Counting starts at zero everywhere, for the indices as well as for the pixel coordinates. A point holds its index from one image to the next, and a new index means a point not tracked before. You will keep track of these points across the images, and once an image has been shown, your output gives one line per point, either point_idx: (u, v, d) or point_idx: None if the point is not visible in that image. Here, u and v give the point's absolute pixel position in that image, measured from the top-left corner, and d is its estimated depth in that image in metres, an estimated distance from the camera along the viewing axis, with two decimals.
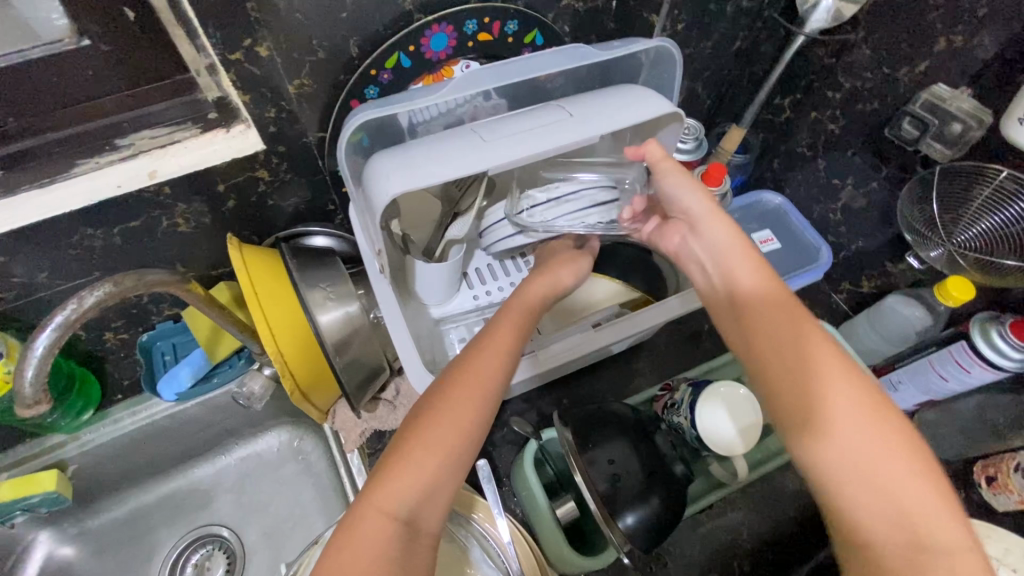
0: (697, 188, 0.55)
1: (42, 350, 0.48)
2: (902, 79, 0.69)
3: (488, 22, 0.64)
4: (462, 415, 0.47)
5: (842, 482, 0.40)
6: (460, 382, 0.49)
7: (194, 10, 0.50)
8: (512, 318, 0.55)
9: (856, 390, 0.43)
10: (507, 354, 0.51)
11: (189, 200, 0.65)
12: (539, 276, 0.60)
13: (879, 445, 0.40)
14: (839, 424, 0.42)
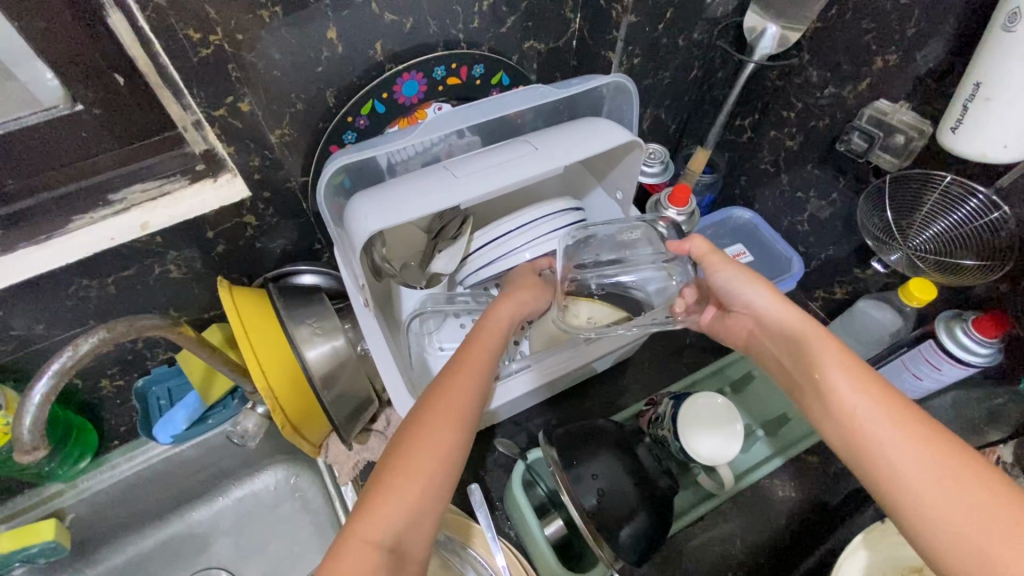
0: (757, 282, 0.54)
1: (38, 397, 0.50)
2: (848, 96, 0.73)
3: (456, 67, 0.68)
4: (445, 436, 0.49)
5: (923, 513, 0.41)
6: (440, 405, 0.51)
7: (180, 73, 0.54)
8: (481, 344, 0.57)
9: (940, 456, 0.42)
10: (478, 378, 0.54)
11: (180, 248, 0.68)
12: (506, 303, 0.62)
13: (976, 511, 0.40)
14: (928, 494, 0.41)
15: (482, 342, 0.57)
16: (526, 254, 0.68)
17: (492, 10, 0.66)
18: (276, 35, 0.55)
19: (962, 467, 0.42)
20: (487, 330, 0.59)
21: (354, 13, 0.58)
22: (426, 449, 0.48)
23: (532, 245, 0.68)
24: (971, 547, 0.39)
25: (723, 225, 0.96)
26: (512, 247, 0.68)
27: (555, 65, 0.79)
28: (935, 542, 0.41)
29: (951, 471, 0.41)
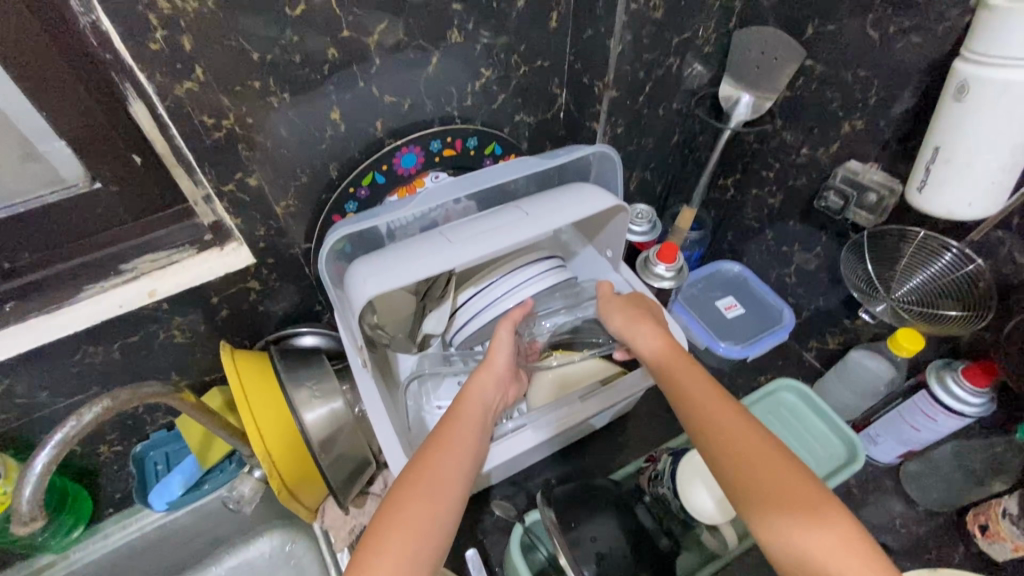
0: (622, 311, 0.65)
1: (40, 469, 0.50)
2: (822, 157, 0.78)
3: (452, 140, 0.73)
4: (428, 499, 0.49)
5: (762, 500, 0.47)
6: (424, 469, 0.51)
7: (193, 154, 0.59)
8: (460, 412, 0.58)
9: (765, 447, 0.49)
10: (463, 456, 0.54)
11: (185, 313, 0.70)
12: (486, 373, 0.62)
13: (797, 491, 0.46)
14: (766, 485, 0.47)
15: (468, 410, 0.58)
16: (507, 302, 0.71)
17: (484, 89, 0.72)
18: (283, 117, 0.60)
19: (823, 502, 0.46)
20: (471, 398, 0.59)
21: (356, 96, 0.63)
22: (408, 513, 0.48)
23: (512, 292, 0.72)
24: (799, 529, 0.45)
25: (713, 278, 0.99)
26: (495, 297, 0.72)
27: (544, 135, 0.84)
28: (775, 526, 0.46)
29: (811, 508, 0.45)
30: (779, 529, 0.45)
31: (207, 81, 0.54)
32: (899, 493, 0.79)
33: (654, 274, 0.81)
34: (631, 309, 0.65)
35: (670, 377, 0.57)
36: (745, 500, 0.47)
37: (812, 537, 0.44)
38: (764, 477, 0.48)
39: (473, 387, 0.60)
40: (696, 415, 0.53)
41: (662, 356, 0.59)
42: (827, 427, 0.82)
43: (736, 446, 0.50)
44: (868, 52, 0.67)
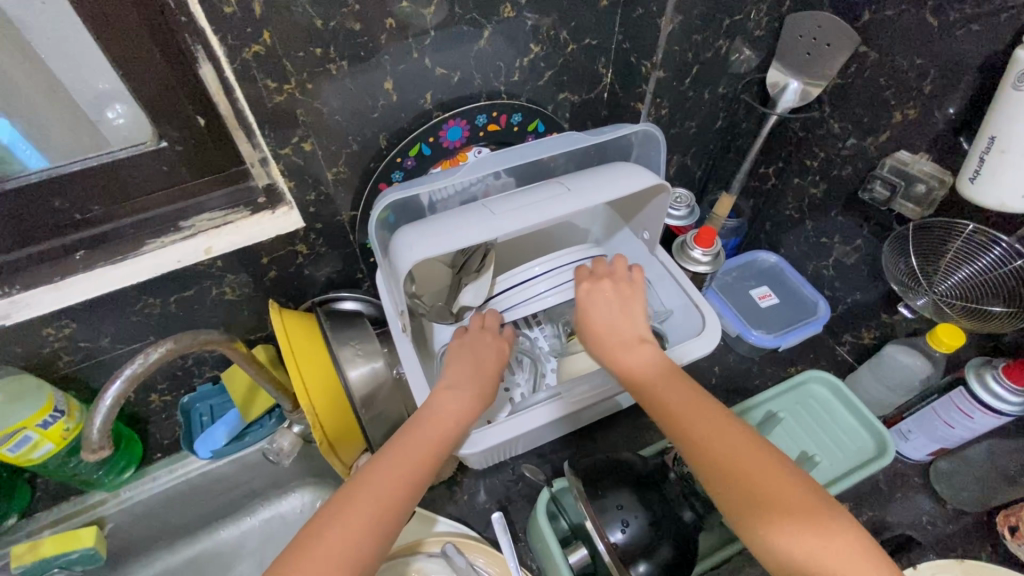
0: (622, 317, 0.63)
1: (111, 399, 0.53)
2: (870, 147, 0.77)
3: (497, 115, 0.75)
4: (386, 485, 0.52)
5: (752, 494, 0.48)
6: (379, 477, 0.52)
7: (254, 117, 0.61)
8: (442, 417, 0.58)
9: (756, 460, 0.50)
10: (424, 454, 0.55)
11: (236, 271, 0.74)
12: (466, 379, 0.62)
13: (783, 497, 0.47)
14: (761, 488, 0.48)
15: (439, 417, 0.58)
16: (551, 298, 0.73)
17: (532, 65, 0.73)
18: (339, 85, 0.62)
19: (819, 508, 0.47)
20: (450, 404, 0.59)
21: (410, 67, 0.65)
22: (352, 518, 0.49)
23: (556, 290, 0.73)
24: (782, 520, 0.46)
25: (748, 267, 0.98)
26: (537, 292, 0.73)
27: (587, 115, 0.84)
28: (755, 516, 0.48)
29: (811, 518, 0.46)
30: (778, 533, 0.46)
31: (273, 45, 0.56)
32: (928, 490, 0.79)
33: (691, 258, 0.82)
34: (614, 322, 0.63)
35: (656, 394, 0.57)
36: (743, 504, 0.48)
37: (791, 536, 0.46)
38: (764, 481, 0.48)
39: (447, 394, 0.60)
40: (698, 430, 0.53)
41: (645, 374, 0.58)
42: (855, 421, 0.82)
43: (736, 458, 0.50)
44: (926, 39, 0.66)
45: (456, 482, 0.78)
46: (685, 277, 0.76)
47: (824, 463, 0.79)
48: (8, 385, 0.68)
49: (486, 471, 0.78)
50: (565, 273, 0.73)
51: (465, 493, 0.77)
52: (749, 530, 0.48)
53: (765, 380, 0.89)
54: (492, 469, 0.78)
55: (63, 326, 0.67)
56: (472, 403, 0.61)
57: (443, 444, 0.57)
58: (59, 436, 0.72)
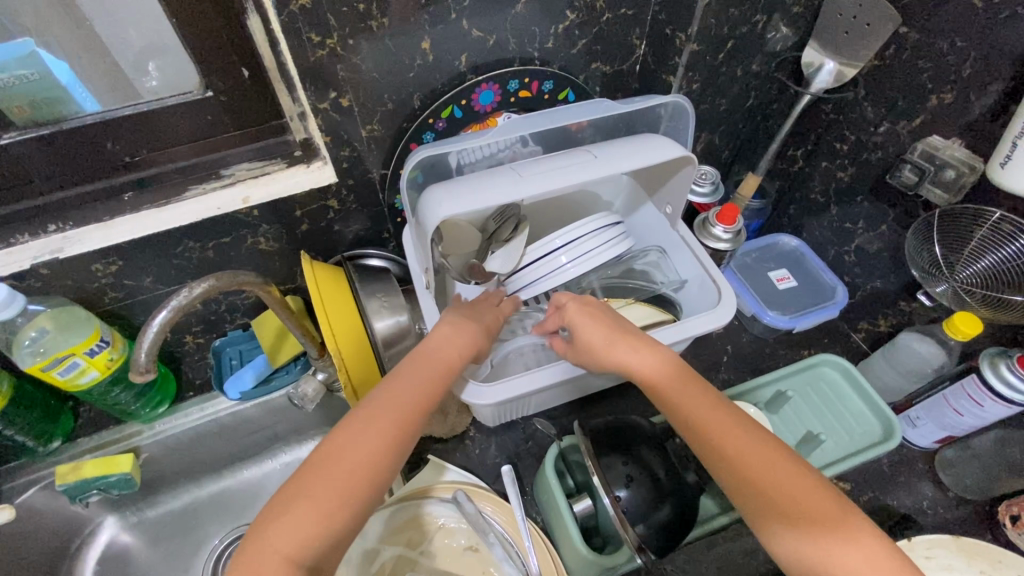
0: (602, 328, 0.64)
1: (158, 325, 0.57)
2: (902, 131, 0.76)
3: (528, 82, 0.76)
4: (383, 426, 0.54)
5: (766, 495, 0.52)
6: (375, 416, 0.55)
7: (297, 71, 0.64)
8: (439, 363, 0.60)
9: (772, 461, 0.53)
10: (416, 396, 0.57)
11: (271, 222, 0.77)
12: (473, 331, 0.64)
13: (796, 497, 0.51)
14: (773, 488, 0.52)
15: (435, 359, 0.60)
16: (572, 270, 0.75)
17: (566, 32, 0.73)
18: (378, 42, 0.64)
19: (833, 511, 0.50)
20: (443, 352, 0.61)
21: (448, 28, 0.66)
22: (349, 457, 0.52)
23: (578, 262, 0.75)
24: (793, 520, 0.50)
25: (768, 250, 0.98)
26: (557, 262, 0.75)
27: (617, 86, 0.85)
28: (770, 516, 0.51)
29: (820, 522, 0.50)
30: (784, 535, 0.50)
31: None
32: (932, 477, 0.80)
33: (712, 234, 0.83)
34: (603, 334, 0.63)
35: (665, 390, 0.60)
36: (754, 503, 0.52)
37: (803, 537, 0.50)
38: (768, 479, 0.52)
39: (445, 335, 0.63)
40: (713, 432, 0.56)
41: (657, 376, 0.61)
42: (863, 404, 0.83)
43: (751, 459, 0.54)
44: (969, 21, 0.64)
45: (468, 437, 0.81)
46: (702, 250, 0.77)
47: (829, 443, 0.80)
48: (60, 314, 0.72)
49: (498, 429, 0.81)
50: (585, 242, 0.75)
51: (477, 447, 0.80)
52: (764, 528, 0.52)
53: (778, 361, 0.90)
54: (504, 427, 0.82)
55: (111, 263, 0.72)
56: (469, 347, 0.63)
57: (433, 387, 0.59)
58: (105, 365, 0.76)
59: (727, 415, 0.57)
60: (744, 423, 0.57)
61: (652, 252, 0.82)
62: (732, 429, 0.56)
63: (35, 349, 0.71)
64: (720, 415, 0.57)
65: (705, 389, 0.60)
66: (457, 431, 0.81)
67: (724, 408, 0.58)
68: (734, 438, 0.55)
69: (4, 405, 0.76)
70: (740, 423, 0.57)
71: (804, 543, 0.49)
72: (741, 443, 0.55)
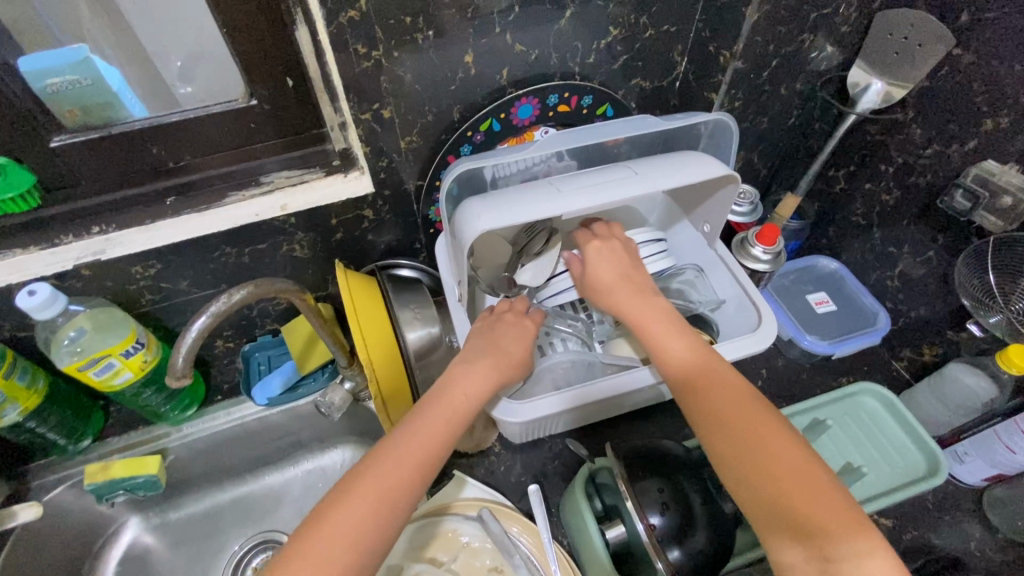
0: (613, 274, 0.67)
1: (197, 330, 0.57)
2: (953, 155, 0.73)
3: (568, 96, 0.76)
4: (382, 488, 0.50)
5: (755, 474, 0.51)
6: (372, 478, 0.51)
7: (342, 83, 0.64)
8: (448, 415, 0.57)
9: (772, 443, 0.52)
10: (419, 456, 0.53)
11: (306, 230, 0.77)
12: (488, 367, 0.61)
13: (789, 482, 0.49)
14: (765, 467, 0.50)
15: (441, 415, 0.56)
16: None
17: (608, 48, 0.73)
18: (422, 55, 0.64)
19: (834, 505, 0.48)
20: (451, 403, 0.57)
21: (491, 42, 0.66)
22: (337, 535, 0.48)
23: None
24: (783, 504, 0.48)
25: (806, 272, 0.96)
26: None
27: (656, 102, 0.84)
28: (759, 496, 0.50)
29: (813, 512, 0.47)
30: (771, 519, 0.49)
31: (368, 12, 0.59)
32: (980, 518, 0.76)
33: (751, 255, 0.82)
34: (615, 284, 0.67)
35: (671, 351, 0.61)
36: (744, 480, 0.51)
37: (791, 522, 0.48)
38: (762, 457, 0.51)
39: (456, 390, 0.58)
40: (713, 406, 0.55)
41: (667, 342, 0.62)
42: (906, 436, 0.80)
43: (748, 435, 0.53)
44: None
45: (493, 454, 0.79)
46: (741, 270, 0.76)
47: (871, 477, 0.77)
48: (98, 314, 0.73)
49: (525, 447, 0.80)
50: None
51: (503, 465, 0.78)
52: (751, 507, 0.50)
53: (814, 388, 0.87)
54: (531, 445, 0.80)
55: (150, 266, 0.73)
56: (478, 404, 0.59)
57: (439, 447, 0.55)
58: (139, 367, 0.76)
59: (730, 391, 0.56)
60: (749, 401, 0.55)
61: (689, 270, 0.79)
62: (733, 403, 0.55)
63: (74, 349, 0.72)
64: (724, 390, 0.56)
65: (711, 359, 0.60)
66: (482, 447, 0.79)
67: (729, 383, 0.57)
68: (734, 414, 0.54)
69: (39, 403, 0.76)
70: (744, 402, 0.55)
71: (798, 541, 0.47)
72: (741, 418, 0.54)
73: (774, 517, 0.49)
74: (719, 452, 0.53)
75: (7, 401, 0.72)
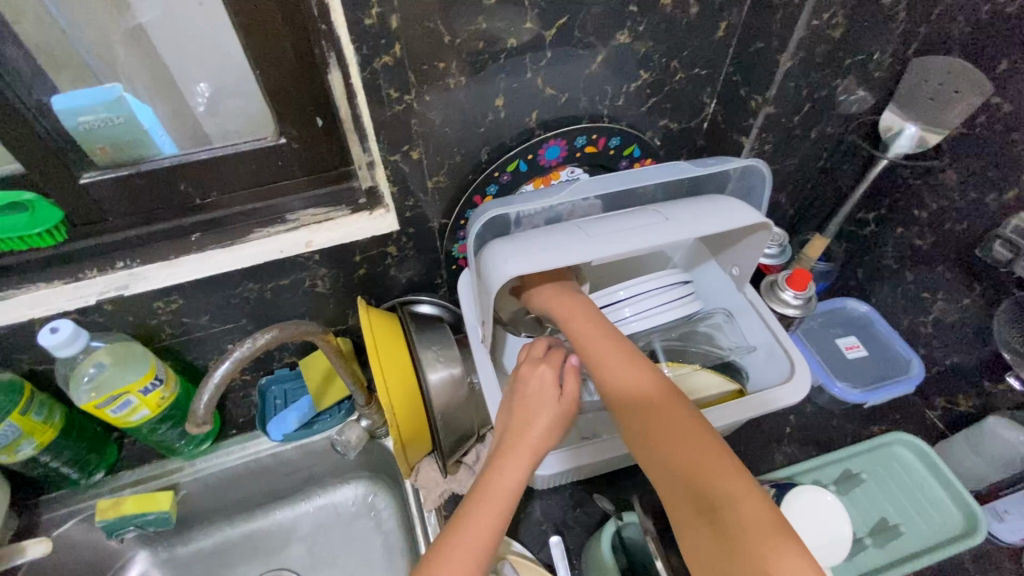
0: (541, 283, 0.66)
1: (220, 375, 0.57)
2: (991, 203, 0.71)
3: (596, 138, 0.75)
4: None
5: (675, 480, 0.49)
6: None
7: (372, 125, 0.64)
8: (494, 506, 0.52)
9: (688, 448, 0.49)
10: (473, 562, 0.49)
11: (329, 266, 0.77)
12: (529, 443, 0.55)
13: (704, 487, 0.47)
14: (681, 473, 0.49)
15: (486, 516, 0.51)
16: (635, 325, 0.71)
17: (638, 91, 0.73)
18: (452, 97, 0.64)
19: (752, 511, 0.45)
20: (497, 492, 0.53)
21: (522, 85, 0.66)
22: None
23: (641, 316, 0.71)
24: (701, 512, 0.46)
25: (834, 314, 0.94)
26: (619, 315, 0.71)
27: (684, 143, 0.83)
28: (677, 501, 0.48)
29: (726, 517, 0.45)
30: (691, 528, 0.47)
31: (402, 57, 0.59)
32: None
33: (781, 299, 0.82)
34: (543, 293, 0.65)
35: (585, 350, 0.58)
36: (668, 488, 0.49)
37: (705, 530, 0.46)
38: (680, 463, 0.49)
39: (495, 481, 0.53)
40: (632, 411, 0.53)
41: (586, 341, 0.59)
42: (942, 491, 0.77)
43: (664, 440, 0.50)
44: None
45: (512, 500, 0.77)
46: (772, 316, 0.75)
47: (908, 534, 0.74)
48: (117, 348, 0.73)
49: (546, 493, 0.77)
50: (649, 299, 0.72)
51: (522, 510, 0.76)
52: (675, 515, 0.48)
53: (846, 436, 0.84)
54: (551, 490, 0.77)
55: (172, 301, 0.72)
56: (521, 488, 0.54)
57: (490, 543, 0.51)
58: (156, 404, 0.75)
59: (649, 395, 0.53)
60: (666, 404, 0.52)
61: (719, 313, 0.78)
62: (651, 408, 0.52)
63: (91, 386, 0.72)
64: (644, 394, 0.53)
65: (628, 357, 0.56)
66: None
67: (644, 387, 0.54)
68: (650, 420, 0.52)
69: (54, 437, 0.76)
70: (660, 405, 0.52)
71: (711, 536, 0.45)
72: (659, 422, 0.51)
73: (693, 519, 0.47)
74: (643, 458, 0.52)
75: (22, 436, 0.71)
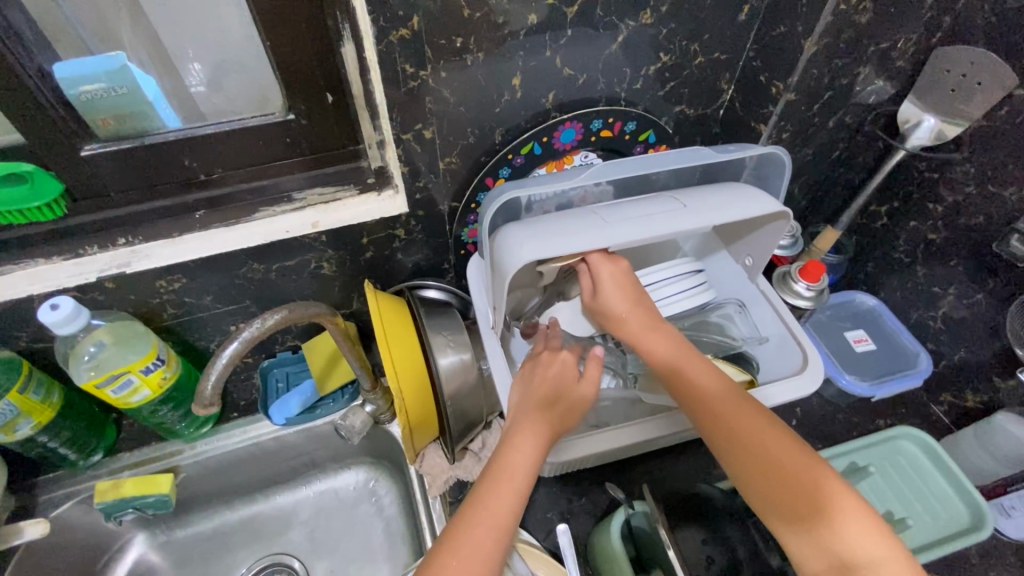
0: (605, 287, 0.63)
1: (227, 357, 0.56)
2: (1009, 198, 0.70)
3: (612, 121, 0.73)
4: None
5: (773, 489, 0.51)
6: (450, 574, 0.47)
7: (385, 102, 0.62)
8: (510, 485, 0.52)
9: (783, 455, 0.52)
10: (494, 540, 0.49)
11: (335, 248, 0.75)
12: (542, 426, 0.55)
13: (804, 489, 0.50)
14: (779, 482, 0.51)
15: (503, 495, 0.51)
16: None
17: (656, 75, 0.71)
18: (468, 74, 0.62)
19: (853, 508, 0.49)
20: (512, 473, 0.52)
21: (540, 65, 0.65)
22: None
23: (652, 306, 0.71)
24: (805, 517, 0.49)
25: (842, 308, 0.93)
26: None
27: (699, 129, 0.82)
28: (776, 508, 0.51)
29: (832, 519, 0.48)
30: (795, 532, 0.49)
31: (419, 30, 0.57)
32: None
33: (793, 290, 0.82)
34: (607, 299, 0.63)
35: (666, 359, 0.59)
36: (764, 496, 0.51)
37: (811, 534, 0.48)
38: (776, 471, 0.51)
39: (511, 460, 0.53)
40: (724, 423, 0.54)
41: (667, 353, 0.59)
42: (949, 485, 0.77)
43: (761, 449, 0.53)
44: None
45: None
46: (784, 307, 0.75)
47: (914, 528, 0.74)
48: (118, 328, 0.71)
49: (551, 481, 0.77)
50: (661, 288, 0.71)
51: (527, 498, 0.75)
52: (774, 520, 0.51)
53: (852, 429, 0.84)
54: (558, 479, 0.77)
55: (175, 281, 0.70)
56: (535, 468, 0.54)
57: (508, 522, 0.51)
58: (157, 384, 0.74)
59: (738, 406, 0.55)
60: (755, 415, 0.54)
61: (731, 303, 0.77)
62: (741, 420, 0.54)
63: (91, 365, 0.71)
64: (733, 406, 0.55)
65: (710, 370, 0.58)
66: None
67: (732, 397, 0.56)
68: (743, 430, 0.54)
69: (52, 417, 0.74)
70: (750, 416, 0.54)
71: (816, 542, 0.48)
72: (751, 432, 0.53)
73: (797, 524, 0.49)
74: (735, 468, 0.53)
75: (20, 415, 0.70)
